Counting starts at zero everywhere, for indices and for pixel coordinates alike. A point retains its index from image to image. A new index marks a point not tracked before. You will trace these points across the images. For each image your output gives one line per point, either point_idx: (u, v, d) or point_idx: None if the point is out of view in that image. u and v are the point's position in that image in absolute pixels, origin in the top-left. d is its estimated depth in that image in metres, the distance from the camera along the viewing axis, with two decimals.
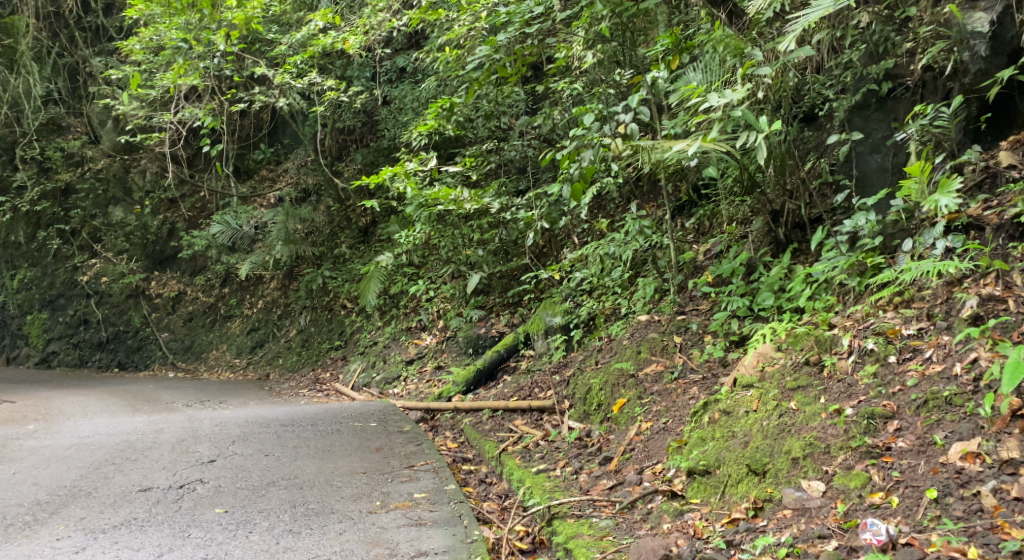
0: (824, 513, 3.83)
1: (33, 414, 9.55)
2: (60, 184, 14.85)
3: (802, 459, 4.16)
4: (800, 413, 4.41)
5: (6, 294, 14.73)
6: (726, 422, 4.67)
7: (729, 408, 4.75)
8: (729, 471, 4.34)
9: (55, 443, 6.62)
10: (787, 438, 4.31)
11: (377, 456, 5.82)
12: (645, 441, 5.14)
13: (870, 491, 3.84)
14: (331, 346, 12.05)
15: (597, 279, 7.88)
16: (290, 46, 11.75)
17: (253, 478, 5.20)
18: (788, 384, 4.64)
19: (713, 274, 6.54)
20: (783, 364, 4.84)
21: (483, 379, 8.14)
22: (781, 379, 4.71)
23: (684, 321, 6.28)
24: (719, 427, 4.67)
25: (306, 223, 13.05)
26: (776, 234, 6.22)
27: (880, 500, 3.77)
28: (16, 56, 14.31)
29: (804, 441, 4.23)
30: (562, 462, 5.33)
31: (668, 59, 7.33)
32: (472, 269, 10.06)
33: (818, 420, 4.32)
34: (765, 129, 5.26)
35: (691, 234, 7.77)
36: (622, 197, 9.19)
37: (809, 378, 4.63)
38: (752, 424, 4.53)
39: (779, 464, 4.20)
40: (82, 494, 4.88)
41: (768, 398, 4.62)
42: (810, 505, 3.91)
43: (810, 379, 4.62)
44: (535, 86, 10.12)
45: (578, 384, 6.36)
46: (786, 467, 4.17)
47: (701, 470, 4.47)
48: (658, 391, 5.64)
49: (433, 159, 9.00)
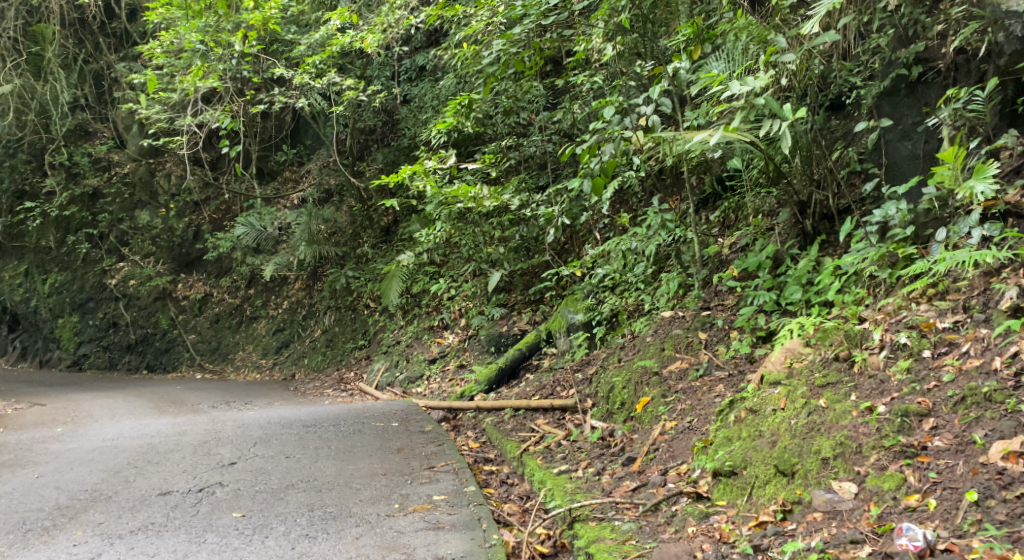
0: (857, 517, 3.70)
1: (61, 417, 9.65)
2: (88, 189, 15.03)
3: (832, 459, 4.01)
4: (830, 410, 4.26)
5: (38, 298, 14.81)
6: (753, 421, 4.53)
7: (756, 407, 4.61)
8: (756, 472, 4.21)
9: (79, 447, 6.64)
10: (816, 437, 4.16)
11: (398, 457, 5.75)
12: (669, 441, 5.00)
13: (906, 493, 3.69)
14: (355, 346, 12.04)
15: (620, 275, 7.75)
16: (309, 46, 11.76)
17: (272, 480, 5.15)
18: (817, 381, 4.49)
19: (739, 268, 6.38)
20: (812, 361, 4.69)
21: (505, 377, 8.06)
22: (809, 376, 4.56)
23: (709, 317, 6.13)
24: (746, 426, 4.53)
25: (329, 223, 13.06)
26: (803, 225, 6.07)
27: (916, 503, 3.63)
28: (44, 63, 14.46)
29: (835, 440, 4.08)
30: (584, 462, 5.22)
31: (690, 49, 7.18)
32: (493, 267, 9.96)
33: (849, 418, 4.16)
34: (790, 117, 5.09)
35: (716, 228, 7.62)
36: (644, 192, 9.05)
37: (839, 374, 4.48)
38: (780, 423, 4.39)
39: (808, 464, 4.05)
40: (102, 498, 4.87)
41: (796, 395, 4.47)
42: (841, 507, 3.78)
43: (840, 376, 4.47)
44: (554, 81, 10.01)
45: (601, 382, 6.25)
46: (816, 467, 4.03)
47: (726, 471, 4.33)
48: (683, 389, 5.50)
49: (452, 156, 8.93)
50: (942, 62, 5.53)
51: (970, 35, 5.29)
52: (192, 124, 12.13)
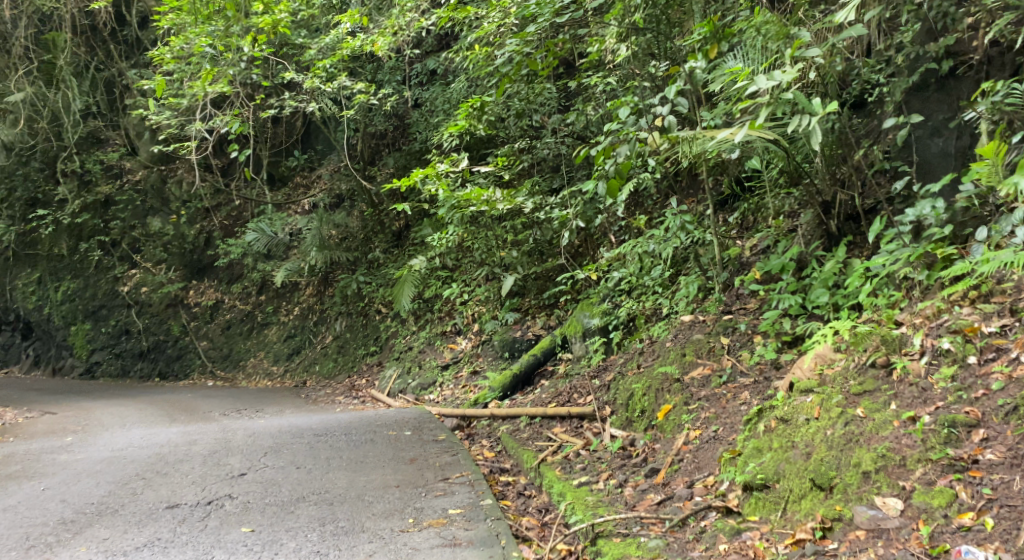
0: (905, 537, 3.52)
1: (72, 426, 9.53)
2: (100, 196, 14.97)
3: (874, 473, 3.82)
4: (869, 420, 4.07)
5: (51, 305, 14.75)
6: (784, 432, 4.33)
7: (787, 416, 4.42)
8: (790, 486, 4.02)
9: (87, 457, 6.50)
10: (856, 449, 3.97)
11: (411, 468, 5.59)
12: (695, 451, 4.82)
13: (958, 511, 3.50)
14: (367, 352, 11.90)
15: (636, 279, 7.58)
16: (319, 50, 11.64)
17: (282, 493, 5.00)
18: (853, 389, 4.30)
19: (761, 271, 6.20)
20: (845, 367, 4.50)
21: (520, 383, 7.89)
22: (844, 384, 4.37)
23: (731, 321, 5.95)
24: (778, 436, 4.34)
25: (340, 229, 12.94)
26: (828, 227, 5.90)
27: (971, 522, 3.44)
28: (56, 71, 14.59)
29: (876, 453, 3.89)
30: (605, 474, 5.04)
31: (706, 48, 7.02)
32: (506, 271, 9.80)
33: (890, 429, 3.97)
34: (820, 111, 4.83)
35: (733, 230, 7.45)
36: (659, 193, 8.87)
37: (877, 382, 4.29)
38: (814, 433, 4.20)
39: (847, 479, 3.87)
40: (108, 512, 4.73)
41: (831, 404, 4.28)
42: (887, 526, 3.60)
43: (877, 383, 4.28)
44: (567, 82, 9.85)
45: (620, 390, 6.08)
46: (856, 482, 3.84)
47: (758, 484, 4.14)
48: (706, 396, 5.32)
49: (464, 159, 8.77)
50: (975, 55, 5.36)
51: (1005, 26, 5.12)
52: (203, 130, 12.04)
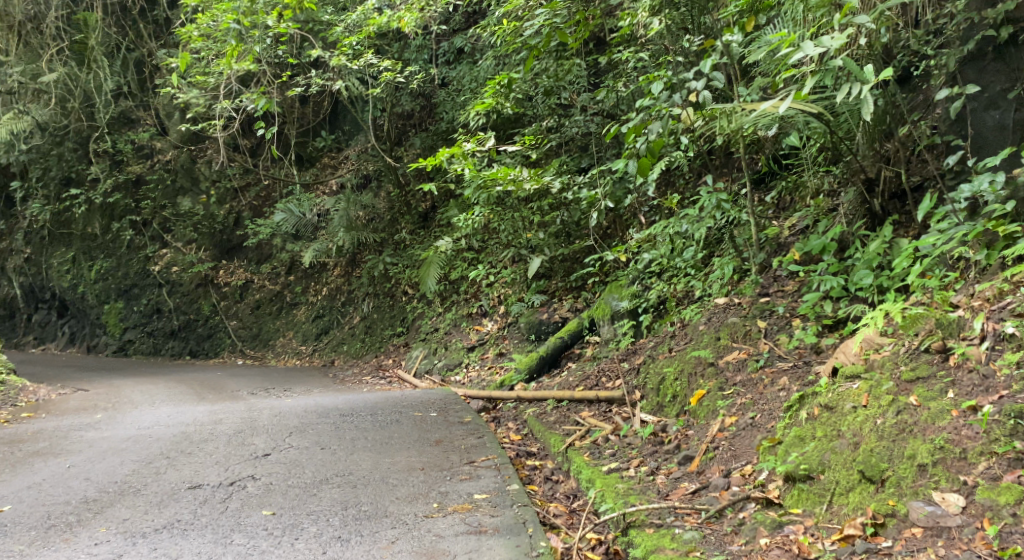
0: (968, 537, 3.33)
1: (103, 403, 9.60)
2: (132, 175, 15.09)
3: (931, 466, 3.62)
4: (924, 409, 3.84)
5: (86, 284, 15.06)
6: (830, 420, 4.13)
7: (832, 403, 4.21)
8: (836, 477, 3.83)
9: (114, 435, 6.49)
10: (909, 440, 3.76)
11: (437, 450, 5.47)
12: (730, 439, 4.63)
13: None
14: (394, 333, 11.83)
15: (667, 260, 7.33)
16: (346, 27, 11.49)
17: (306, 474, 4.91)
18: (905, 376, 4.07)
19: (800, 251, 5.96)
20: (894, 352, 4.27)
21: (547, 366, 7.73)
22: (894, 369, 4.15)
23: (768, 304, 5.74)
24: (822, 425, 4.14)
25: (367, 209, 12.83)
26: (871, 205, 5.67)
27: None
28: (87, 51, 14.29)
29: (933, 445, 3.67)
30: (636, 461, 4.87)
31: (743, 21, 6.84)
32: (533, 253, 9.57)
33: (948, 419, 3.74)
34: (872, 79, 4.48)
35: (769, 209, 7.24)
36: (692, 172, 8.62)
37: (931, 368, 4.04)
38: (863, 422, 3.98)
39: (901, 472, 3.67)
40: (130, 492, 4.67)
41: (881, 392, 4.06)
42: (947, 524, 3.40)
43: (931, 369, 4.03)
44: (597, 58, 9.60)
45: (650, 374, 5.91)
46: (911, 476, 3.64)
47: (801, 475, 3.96)
48: (742, 382, 5.12)
49: (491, 139, 8.58)
50: None
51: None
52: (229, 108, 11.99)
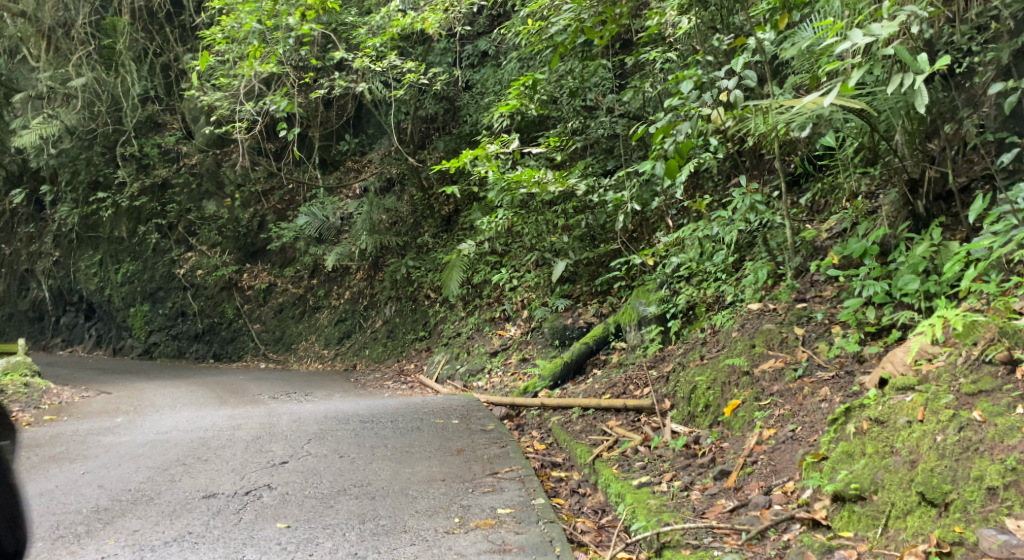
0: None
1: (125, 406, 9.53)
2: (158, 179, 15.07)
3: (1002, 490, 3.30)
4: (991, 426, 3.54)
5: (113, 287, 15.24)
6: (881, 435, 3.87)
7: (883, 417, 3.95)
8: (890, 499, 3.57)
9: (131, 440, 6.36)
10: (975, 459, 3.46)
11: (458, 460, 5.27)
12: (769, 453, 4.40)
13: None
14: (415, 337, 11.68)
15: (697, 264, 7.13)
16: (369, 29, 11.36)
17: (323, 484, 4.74)
18: (965, 389, 3.78)
19: (839, 255, 5.70)
20: (950, 362, 3.99)
21: (571, 372, 7.51)
22: (953, 382, 3.86)
23: (806, 311, 5.49)
24: (872, 441, 3.88)
25: (391, 213, 12.68)
26: (915, 207, 5.42)
27: None
28: (114, 56, 14.08)
29: (1004, 466, 3.36)
30: (668, 475, 4.64)
31: (775, 18, 6.59)
32: (558, 257, 9.37)
33: (1019, 438, 3.42)
34: (926, 69, 4.18)
35: (802, 213, 7.01)
36: (721, 175, 8.38)
37: (994, 380, 3.74)
38: (919, 438, 3.71)
39: (968, 495, 3.37)
40: (143, 501, 4.52)
41: (939, 406, 3.77)
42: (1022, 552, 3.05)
43: (994, 382, 3.74)
44: (624, 58, 9.39)
45: (680, 382, 5.67)
46: (979, 500, 3.33)
47: (852, 495, 3.71)
48: (780, 392, 4.87)
49: (515, 140, 8.40)
50: None
51: None
52: (253, 111, 11.90)
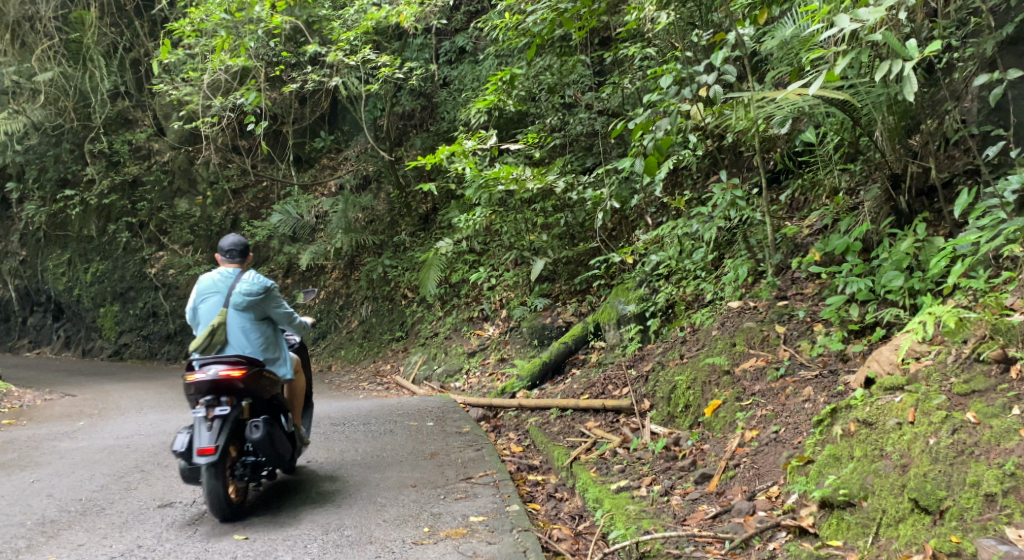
0: None
1: (89, 409, 9.22)
2: (128, 177, 14.66)
3: (1000, 496, 3.17)
4: (986, 429, 3.42)
5: (82, 287, 14.86)
6: (870, 437, 3.74)
7: (871, 418, 3.82)
8: (881, 505, 3.45)
9: (89, 445, 6.08)
10: (970, 464, 3.34)
11: (430, 464, 5.09)
12: (752, 456, 4.26)
13: None
14: (392, 337, 11.46)
15: (676, 262, 7.00)
16: (343, 22, 11.10)
17: (287, 492, 4.54)
18: (957, 389, 3.66)
19: (821, 251, 5.58)
20: (939, 362, 3.88)
21: (550, 372, 7.34)
22: (944, 382, 3.74)
23: (787, 308, 5.36)
24: (860, 444, 3.75)
25: (367, 211, 12.44)
26: (897, 203, 5.32)
27: None
28: (82, 51, 13.83)
29: (1002, 471, 3.23)
30: (648, 479, 4.48)
31: (755, 14, 6.50)
32: (536, 255, 9.22)
33: (1016, 441, 3.30)
34: (915, 56, 4.09)
35: (780, 210, 6.90)
36: (701, 172, 8.27)
37: (986, 380, 3.63)
38: (909, 441, 3.58)
39: (964, 502, 3.24)
40: (93, 512, 4.29)
41: (931, 407, 3.65)
42: None
43: (987, 382, 3.63)
44: (603, 54, 9.23)
45: (660, 382, 5.52)
46: (977, 507, 3.20)
47: (840, 502, 3.57)
48: (761, 391, 4.74)
49: (492, 136, 8.22)
50: None
51: None
52: (223, 106, 11.60)
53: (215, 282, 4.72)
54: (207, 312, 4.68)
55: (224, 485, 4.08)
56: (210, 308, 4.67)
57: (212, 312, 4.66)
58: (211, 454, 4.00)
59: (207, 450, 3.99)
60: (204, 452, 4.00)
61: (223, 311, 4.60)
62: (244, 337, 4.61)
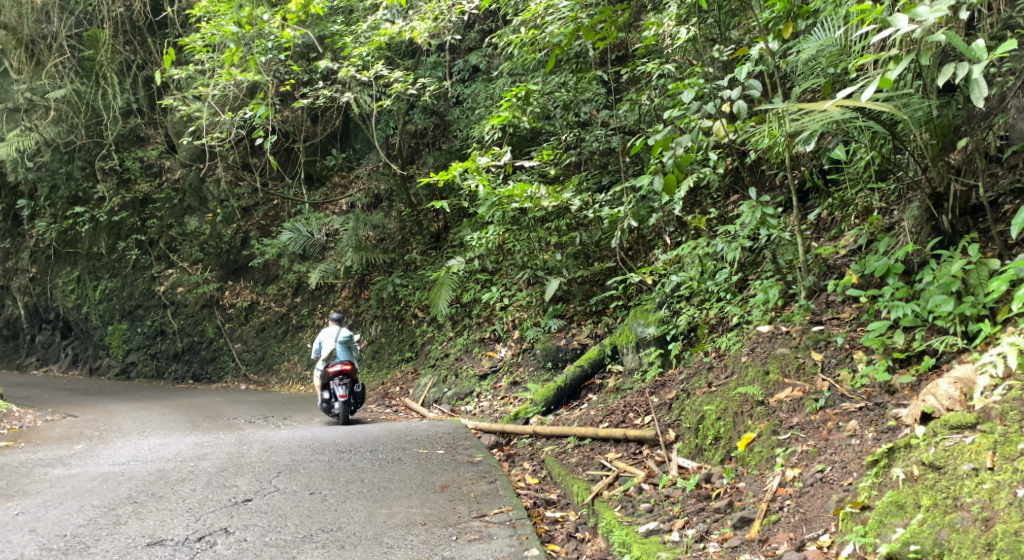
0: None
1: (90, 431, 8.93)
2: (139, 194, 14.47)
3: None
4: None
5: (90, 305, 14.65)
6: (939, 484, 3.43)
7: (938, 462, 3.50)
8: None
9: (82, 472, 5.78)
10: None
11: (441, 497, 4.77)
12: (798, 498, 3.93)
13: None
14: (402, 358, 11.19)
15: (698, 283, 6.68)
16: (356, 39, 10.85)
17: (287, 529, 4.23)
18: None
19: (857, 273, 5.25)
20: (1011, 399, 3.55)
21: (565, 398, 6.98)
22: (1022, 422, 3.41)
23: (823, 334, 5.03)
24: (927, 492, 3.44)
25: (378, 230, 12.17)
26: (940, 222, 4.97)
27: None
28: (95, 67, 13.46)
29: None
30: (681, 521, 4.15)
31: (778, 27, 6.13)
32: (550, 275, 8.98)
33: None
34: (983, 57, 3.77)
35: (806, 230, 6.55)
36: (722, 191, 7.96)
37: None
38: (987, 492, 3.27)
39: None
40: (76, 551, 3.99)
41: (1012, 452, 3.32)
42: None
43: None
44: (620, 70, 8.95)
45: (686, 411, 5.18)
46: None
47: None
48: (801, 425, 4.41)
49: (506, 152, 7.91)
50: None
51: None
52: (233, 122, 11.35)
53: (325, 328, 8.45)
54: (322, 343, 8.42)
55: (348, 415, 8.13)
56: (324, 341, 8.38)
57: (327, 344, 8.43)
58: (344, 401, 8.10)
59: (343, 399, 8.08)
60: (341, 399, 8.08)
61: (334, 343, 8.40)
62: (344, 352, 8.49)
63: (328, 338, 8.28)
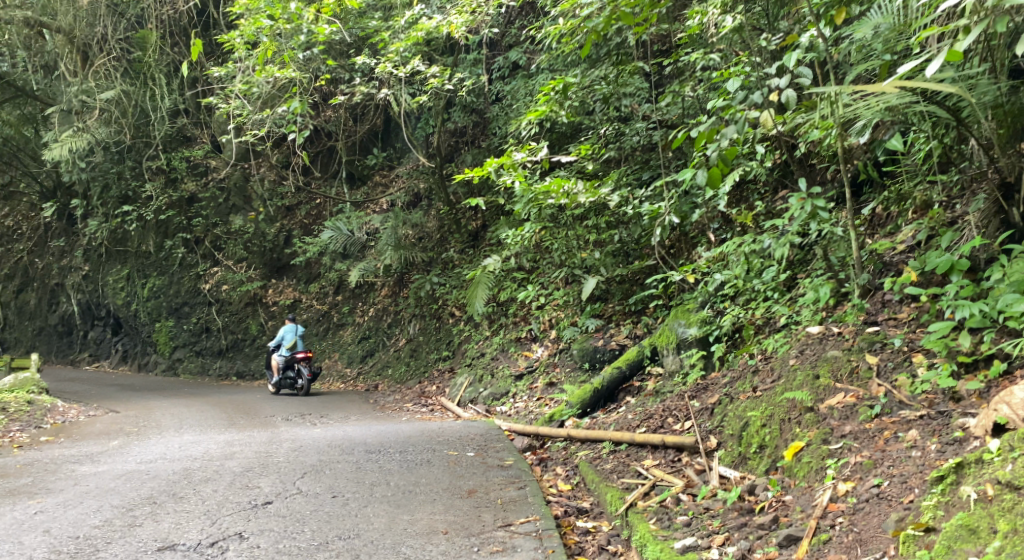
0: None
1: (130, 426, 8.93)
2: (185, 193, 14.58)
3: None
4: None
5: (138, 302, 14.85)
6: (1018, 507, 3.11)
7: (1019, 483, 3.18)
8: None
9: (109, 470, 5.70)
10: None
11: (467, 504, 4.54)
12: (852, 515, 3.61)
13: None
14: (439, 357, 11.01)
15: (744, 281, 6.33)
16: (395, 34, 10.67)
17: (302, 536, 4.05)
18: None
19: (917, 270, 4.86)
20: None
21: (602, 401, 6.69)
22: None
23: (880, 336, 4.66)
24: (1007, 516, 3.12)
25: (417, 228, 12.05)
26: (1009, 214, 4.56)
27: None
28: (143, 68, 13.39)
29: None
30: (720, 537, 3.84)
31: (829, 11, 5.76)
32: (589, 273, 8.67)
33: None
34: None
35: (860, 225, 6.13)
36: (769, 186, 7.57)
37: None
38: None
39: None
40: (85, 555, 3.88)
41: None
42: None
43: None
44: (663, 61, 8.59)
45: (730, 418, 4.84)
46: None
47: None
48: (854, 434, 4.08)
49: (543, 147, 7.62)
50: None
51: None
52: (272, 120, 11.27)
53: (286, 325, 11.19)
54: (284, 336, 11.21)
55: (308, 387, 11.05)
56: (287, 336, 11.21)
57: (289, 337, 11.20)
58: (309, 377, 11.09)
59: (309, 376, 11.07)
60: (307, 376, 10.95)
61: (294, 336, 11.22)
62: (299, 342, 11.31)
63: (293, 333, 11.17)
